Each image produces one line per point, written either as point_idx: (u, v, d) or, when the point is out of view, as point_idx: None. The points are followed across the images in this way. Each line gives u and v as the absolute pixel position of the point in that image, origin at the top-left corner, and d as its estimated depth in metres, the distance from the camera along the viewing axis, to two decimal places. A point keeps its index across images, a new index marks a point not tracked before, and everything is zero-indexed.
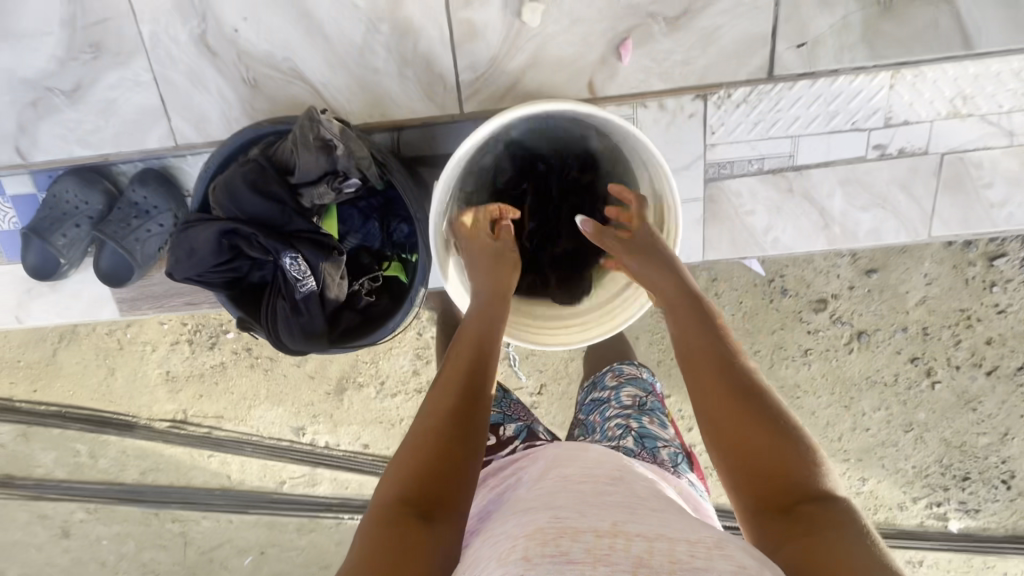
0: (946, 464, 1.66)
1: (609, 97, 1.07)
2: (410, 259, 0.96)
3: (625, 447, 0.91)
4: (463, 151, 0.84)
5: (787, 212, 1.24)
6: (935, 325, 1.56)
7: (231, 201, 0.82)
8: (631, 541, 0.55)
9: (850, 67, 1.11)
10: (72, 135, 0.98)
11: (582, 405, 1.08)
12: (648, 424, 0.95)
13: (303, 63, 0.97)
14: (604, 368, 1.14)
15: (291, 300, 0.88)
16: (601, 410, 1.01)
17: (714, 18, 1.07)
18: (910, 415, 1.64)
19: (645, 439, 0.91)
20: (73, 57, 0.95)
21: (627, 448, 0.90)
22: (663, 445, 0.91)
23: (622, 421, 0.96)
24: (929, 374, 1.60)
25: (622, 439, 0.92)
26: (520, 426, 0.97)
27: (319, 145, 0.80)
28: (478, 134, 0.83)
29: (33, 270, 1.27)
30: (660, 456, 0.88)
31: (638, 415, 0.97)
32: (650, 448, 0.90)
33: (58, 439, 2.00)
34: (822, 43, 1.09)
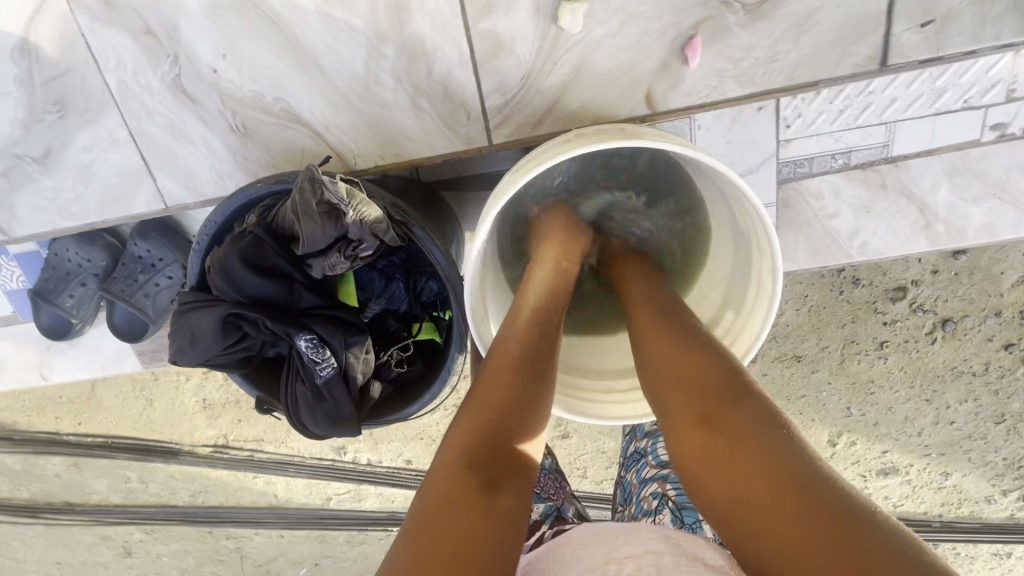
0: None
1: (672, 111, 0.87)
2: (444, 318, 0.82)
3: (661, 524, 0.83)
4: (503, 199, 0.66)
5: (878, 212, 1.04)
6: None
7: (229, 283, 0.69)
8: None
9: (992, 45, 0.86)
10: (50, 206, 0.87)
11: (620, 459, 0.99)
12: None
13: (298, 103, 0.82)
14: None
15: (312, 386, 0.75)
16: (637, 469, 0.93)
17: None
18: (1003, 406, 1.45)
19: (685, 511, 0.82)
20: (38, 118, 0.82)
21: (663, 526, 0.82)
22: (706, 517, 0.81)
23: (658, 487, 0.87)
24: None
25: (659, 512, 0.84)
26: (549, 507, 0.83)
27: (324, 211, 0.66)
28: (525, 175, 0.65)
29: (46, 331, 1.19)
30: (703, 534, 0.79)
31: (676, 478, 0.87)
32: (690, 523, 0.81)
33: (107, 468, 1.98)
34: (954, 19, 0.85)
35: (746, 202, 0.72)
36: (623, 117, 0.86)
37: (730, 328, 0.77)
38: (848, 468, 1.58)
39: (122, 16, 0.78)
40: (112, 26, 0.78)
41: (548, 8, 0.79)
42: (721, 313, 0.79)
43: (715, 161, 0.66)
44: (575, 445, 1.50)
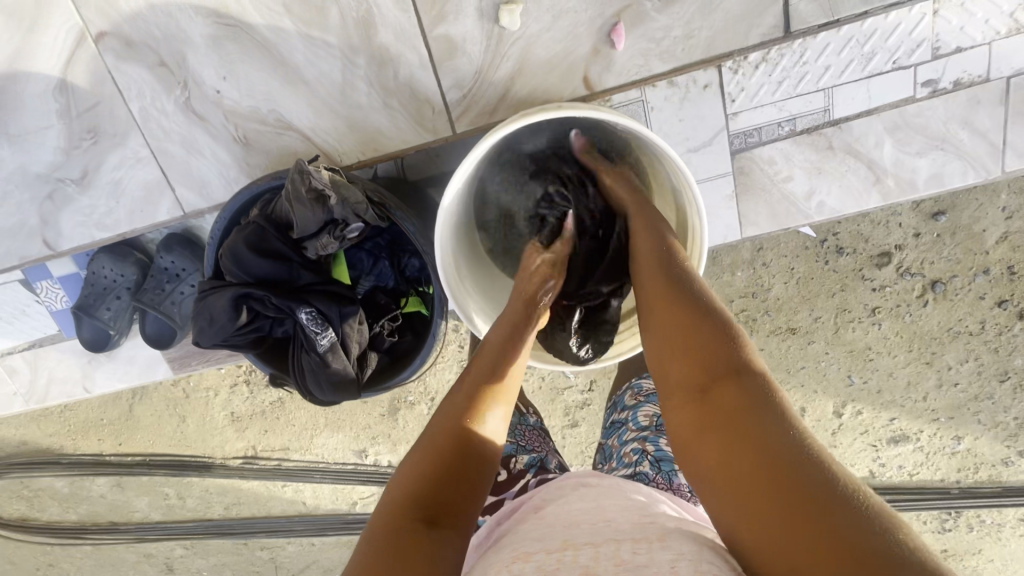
0: None
1: (609, 90, 0.99)
2: (428, 291, 0.93)
3: (641, 473, 0.90)
4: (460, 175, 0.77)
5: (830, 172, 1.12)
6: None
7: (238, 266, 0.81)
8: (580, 552, 0.57)
9: (880, 6, 0.99)
10: (88, 221, 1.01)
11: (605, 425, 1.06)
12: (666, 445, 0.93)
13: (289, 112, 0.95)
14: (625, 382, 1.10)
15: (315, 355, 0.86)
16: (619, 434, 0.99)
17: None
18: (1005, 363, 1.48)
19: (661, 462, 0.90)
20: (76, 145, 0.97)
21: (643, 474, 0.90)
22: (680, 468, 0.90)
23: (638, 445, 0.94)
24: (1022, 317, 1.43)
25: (639, 465, 0.92)
26: (533, 458, 0.94)
27: (312, 197, 0.78)
28: (475, 152, 0.76)
29: (88, 343, 1.33)
30: (677, 480, 0.88)
31: (655, 437, 0.95)
32: (666, 472, 0.89)
33: (148, 485, 2.12)
34: None
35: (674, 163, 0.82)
36: (567, 98, 0.98)
37: None
38: (856, 439, 1.60)
39: (140, 53, 0.92)
40: (131, 61, 0.93)
41: (492, 11, 0.91)
42: None
43: (640, 127, 0.76)
44: (580, 426, 1.58)
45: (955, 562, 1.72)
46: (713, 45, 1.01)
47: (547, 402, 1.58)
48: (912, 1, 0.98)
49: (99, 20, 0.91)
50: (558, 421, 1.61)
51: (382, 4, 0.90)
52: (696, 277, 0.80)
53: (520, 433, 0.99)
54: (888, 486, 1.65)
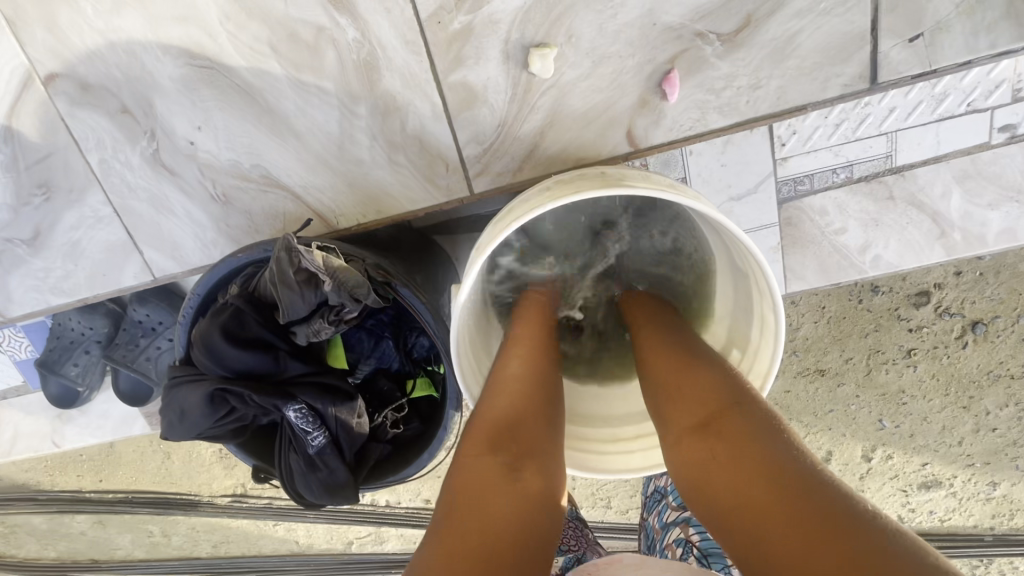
0: None
1: (655, 147, 0.84)
2: (438, 374, 0.79)
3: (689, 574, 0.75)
4: (482, 259, 0.62)
5: (888, 224, 0.99)
6: None
7: (211, 359, 0.67)
8: None
9: (988, 54, 0.81)
10: (43, 285, 0.87)
11: (646, 500, 0.95)
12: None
13: (276, 167, 0.82)
14: None
15: (305, 456, 0.72)
16: (660, 512, 0.88)
17: (787, 23, 0.80)
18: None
19: (711, 557, 0.74)
20: (26, 202, 0.83)
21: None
22: None
23: (680, 531, 0.82)
24: None
25: (685, 562, 0.77)
26: (567, 558, 0.80)
27: (302, 280, 0.64)
28: (503, 233, 0.61)
29: (54, 400, 1.20)
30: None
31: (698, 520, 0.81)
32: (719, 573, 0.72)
33: (130, 523, 1.99)
34: (946, 30, 0.80)
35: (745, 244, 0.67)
36: (606, 157, 0.84)
37: (739, 366, 0.72)
38: (885, 484, 1.48)
39: (98, 99, 0.79)
40: (88, 108, 0.79)
41: (519, 54, 0.78)
42: (727, 349, 0.75)
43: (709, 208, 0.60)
44: (595, 468, 1.45)
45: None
46: (784, 98, 0.83)
47: None
48: None
49: (49, 61, 0.77)
50: (570, 466, 1.50)
51: (388, 43, 0.77)
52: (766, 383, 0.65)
53: None
54: (918, 532, 1.54)
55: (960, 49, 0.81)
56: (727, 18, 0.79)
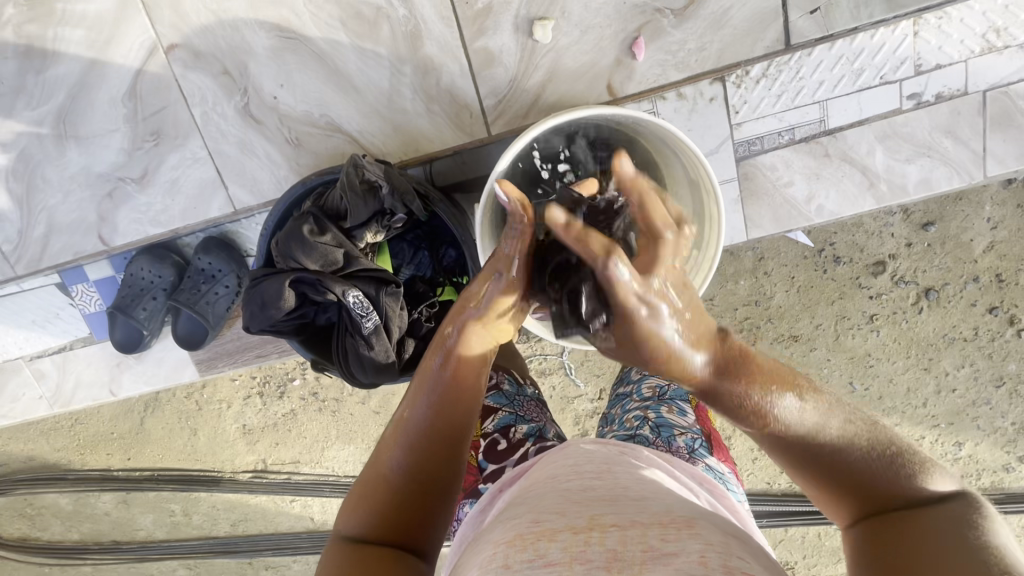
0: None
1: (629, 96, 1.09)
2: (462, 280, 1.00)
3: (641, 436, 0.94)
4: (500, 166, 0.84)
5: (827, 177, 1.21)
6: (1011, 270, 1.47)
7: (292, 251, 0.88)
8: (606, 534, 0.53)
9: (869, 22, 1.10)
10: (144, 217, 1.12)
11: (609, 400, 1.12)
12: (667, 414, 0.98)
13: (339, 116, 1.06)
14: (630, 363, 1.17)
15: (359, 337, 0.91)
16: (623, 404, 1.05)
17: (720, 2, 1.08)
18: (999, 368, 1.55)
19: (661, 428, 0.95)
20: (138, 147, 1.08)
21: (644, 437, 0.94)
22: (678, 433, 0.94)
23: (640, 413, 0.99)
24: (1011, 322, 1.50)
25: (640, 429, 0.96)
26: (532, 427, 0.95)
27: (364, 187, 0.85)
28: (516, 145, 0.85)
29: (119, 345, 1.38)
30: (676, 444, 0.92)
31: (656, 407, 1.00)
32: (666, 437, 0.93)
33: (154, 501, 2.11)
34: (836, 6, 1.09)
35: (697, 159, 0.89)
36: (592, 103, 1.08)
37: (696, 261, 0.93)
38: None
39: (206, 63, 1.03)
40: (197, 69, 1.04)
41: (526, 26, 1.02)
42: (688, 251, 0.95)
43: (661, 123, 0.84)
44: (591, 436, 1.63)
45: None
46: (723, 57, 1.11)
47: (558, 411, 1.63)
48: (896, 17, 1.09)
49: (171, 34, 1.02)
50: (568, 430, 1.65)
51: (427, 18, 1.01)
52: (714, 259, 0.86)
53: (523, 402, 1.02)
54: None
55: (848, 17, 1.09)
56: None
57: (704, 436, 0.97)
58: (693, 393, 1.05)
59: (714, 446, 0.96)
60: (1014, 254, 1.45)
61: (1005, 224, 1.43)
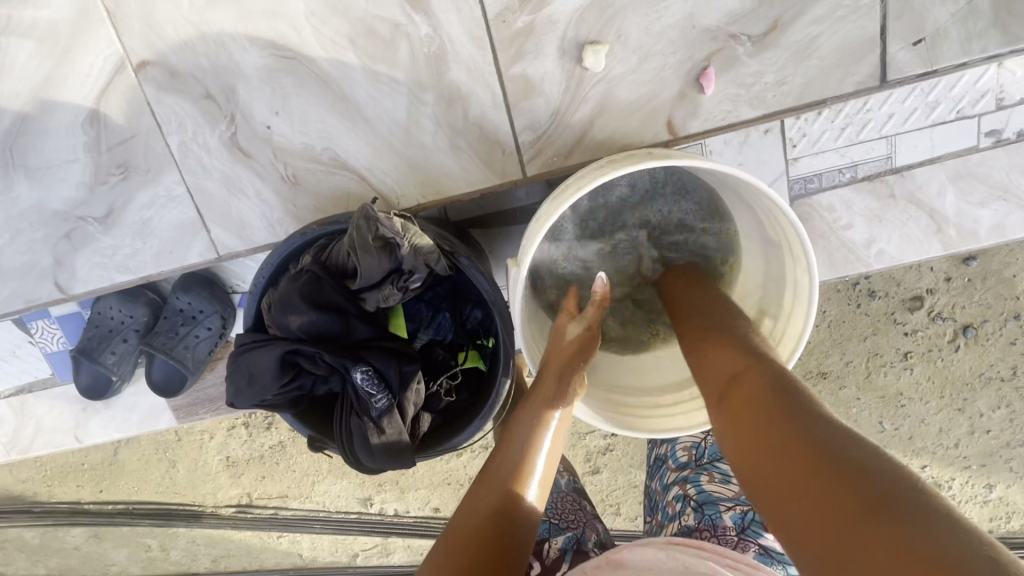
0: None
1: (690, 135, 0.95)
2: (488, 346, 0.85)
3: (685, 524, 0.88)
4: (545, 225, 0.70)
5: (890, 220, 1.08)
6: None
7: (289, 319, 0.73)
8: None
9: (980, 56, 0.96)
10: (110, 263, 0.95)
11: (649, 466, 1.07)
12: (708, 485, 0.91)
13: (345, 150, 0.91)
14: None
15: (368, 419, 0.76)
16: (661, 474, 1.00)
17: (806, 28, 0.93)
18: None
19: (706, 505, 0.88)
20: (102, 181, 0.91)
21: (687, 524, 0.87)
22: (725, 509, 0.87)
23: (679, 489, 0.93)
24: None
25: (682, 514, 0.89)
26: (568, 537, 0.84)
27: (379, 245, 0.70)
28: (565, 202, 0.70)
29: (85, 391, 1.22)
30: (723, 524, 0.84)
31: (695, 478, 0.93)
32: (710, 517, 0.86)
33: (129, 535, 1.92)
34: (942, 36, 0.95)
35: (778, 218, 0.76)
36: (646, 143, 0.94)
37: (771, 334, 0.79)
38: None
39: (186, 85, 0.88)
40: (174, 92, 0.88)
41: (573, 50, 0.88)
42: (759, 319, 0.82)
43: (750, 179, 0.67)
44: (602, 474, 1.48)
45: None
46: (807, 92, 0.96)
47: (571, 454, 1.49)
48: (1010, 51, 0.95)
49: (143, 49, 0.86)
50: (579, 467, 1.52)
51: (456, 39, 0.87)
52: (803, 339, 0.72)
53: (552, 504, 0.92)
54: None
55: (955, 51, 0.95)
56: (755, 21, 0.91)
57: None
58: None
59: None
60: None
61: None
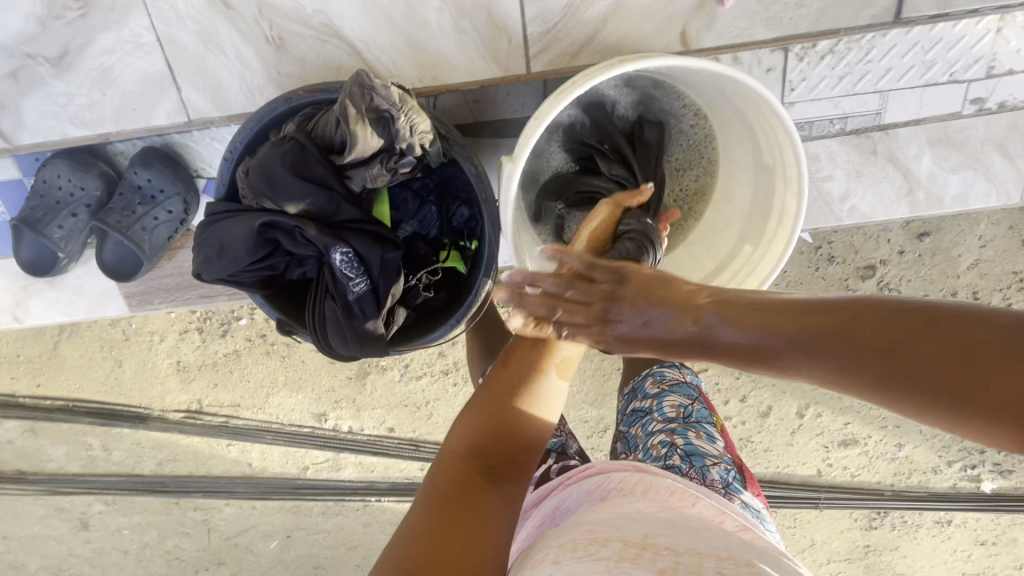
0: None
1: (703, 50, 0.94)
2: (470, 246, 0.85)
3: (672, 467, 0.87)
4: (558, 110, 0.69)
5: (868, 177, 1.12)
6: (986, 289, 1.28)
7: (267, 187, 0.70)
8: (661, 553, 0.51)
9: (993, 6, 0.97)
10: (61, 111, 0.94)
11: (623, 416, 1.04)
12: (695, 440, 0.91)
13: (338, 18, 0.89)
14: (643, 372, 1.09)
15: (342, 302, 0.75)
16: (643, 423, 0.97)
17: None
18: None
19: (693, 457, 0.87)
20: (58, 16, 0.89)
21: (675, 467, 0.86)
22: (711, 463, 0.87)
23: (667, 438, 0.92)
24: None
25: (668, 458, 0.88)
26: (554, 442, 0.97)
27: (373, 117, 0.67)
28: (581, 88, 0.70)
29: (27, 266, 1.12)
30: (711, 476, 0.85)
31: (683, 431, 0.92)
32: (699, 468, 0.86)
33: (68, 432, 1.79)
34: None
35: (779, 143, 0.79)
36: (660, 51, 0.93)
37: (749, 259, 0.85)
38: (812, 440, 1.51)
39: None
40: None
41: None
42: (736, 248, 0.88)
43: (765, 94, 0.70)
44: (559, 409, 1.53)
45: (874, 557, 1.67)
46: (822, 19, 0.96)
47: None
48: (1020, 6, 0.97)
49: None
50: None
51: None
52: (784, 255, 0.78)
53: None
54: (833, 485, 1.57)
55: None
56: None
57: (735, 466, 0.90)
58: (717, 414, 0.99)
59: (745, 477, 0.89)
60: (994, 273, 1.27)
61: (995, 245, 1.24)
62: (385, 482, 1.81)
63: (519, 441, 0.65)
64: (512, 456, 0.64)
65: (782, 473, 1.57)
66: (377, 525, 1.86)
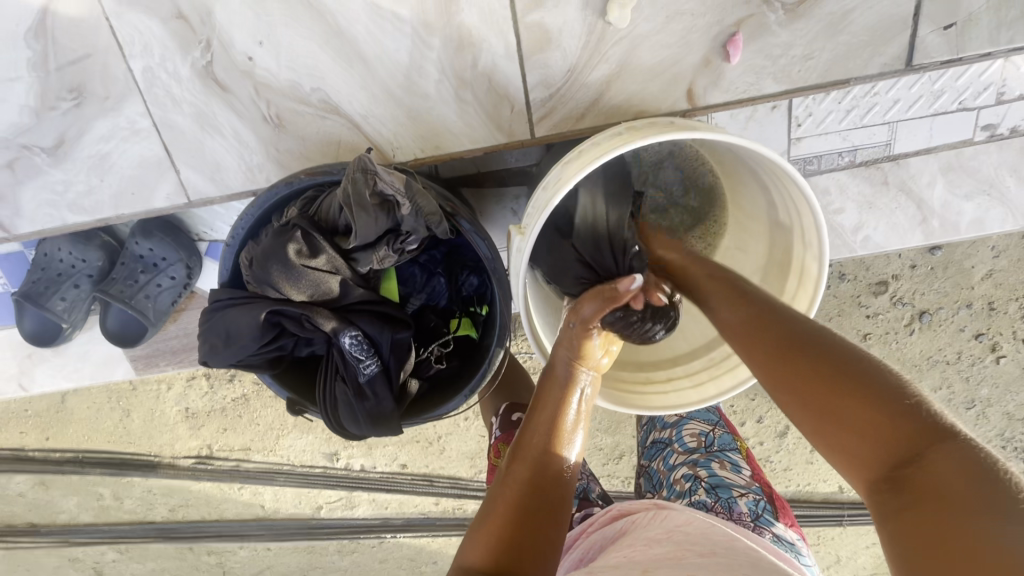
0: (1008, 437, 1.41)
1: (711, 106, 0.92)
2: (480, 313, 0.84)
3: (697, 502, 0.85)
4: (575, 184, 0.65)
5: (880, 208, 1.09)
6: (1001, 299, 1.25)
7: (272, 277, 0.68)
8: None
9: (1006, 49, 0.91)
10: (60, 199, 0.93)
11: (643, 449, 1.01)
12: (720, 471, 0.89)
13: (337, 93, 0.88)
14: None
15: (353, 384, 0.74)
16: (664, 457, 0.94)
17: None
18: (972, 392, 1.35)
19: (719, 489, 0.86)
20: (53, 105, 0.88)
21: (699, 502, 0.85)
22: (739, 495, 0.85)
23: (690, 471, 0.90)
24: (993, 349, 1.30)
25: (694, 493, 0.86)
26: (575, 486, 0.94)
27: (377, 203, 0.66)
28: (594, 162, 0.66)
29: (31, 337, 1.11)
30: (738, 509, 0.83)
31: (706, 462, 0.90)
32: (725, 500, 0.84)
33: (79, 483, 1.76)
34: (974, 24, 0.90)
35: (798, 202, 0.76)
36: (666, 110, 0.92)
37: None
38: None
39: (153, 2, 0.83)
40: (138, 7, 0.84)
41: (598, 3, 0.84)
42: None
43: (783, 161, 0.68)
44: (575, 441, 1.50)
45: None
46: (830, 73, 0.92)
47: None
48: None
49: None
50: None
51: None
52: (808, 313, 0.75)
53: None
54: (856, 500, 1.54)
55: (983, 41, 0.91)
56: None
57: (765, 495, 0.86)
58: (740, 438, 0.96)
59: (777, 505, 0.85)
60: (1008, 283, 1.22)
61: (1009, 253, 1.20)
62: (400, 518, 1.78)
63: (542, 525, 0.61)
64: (533, 540, 0.60)
65: (805, 494, 1.54)
66: (393, 561, 1.82)
